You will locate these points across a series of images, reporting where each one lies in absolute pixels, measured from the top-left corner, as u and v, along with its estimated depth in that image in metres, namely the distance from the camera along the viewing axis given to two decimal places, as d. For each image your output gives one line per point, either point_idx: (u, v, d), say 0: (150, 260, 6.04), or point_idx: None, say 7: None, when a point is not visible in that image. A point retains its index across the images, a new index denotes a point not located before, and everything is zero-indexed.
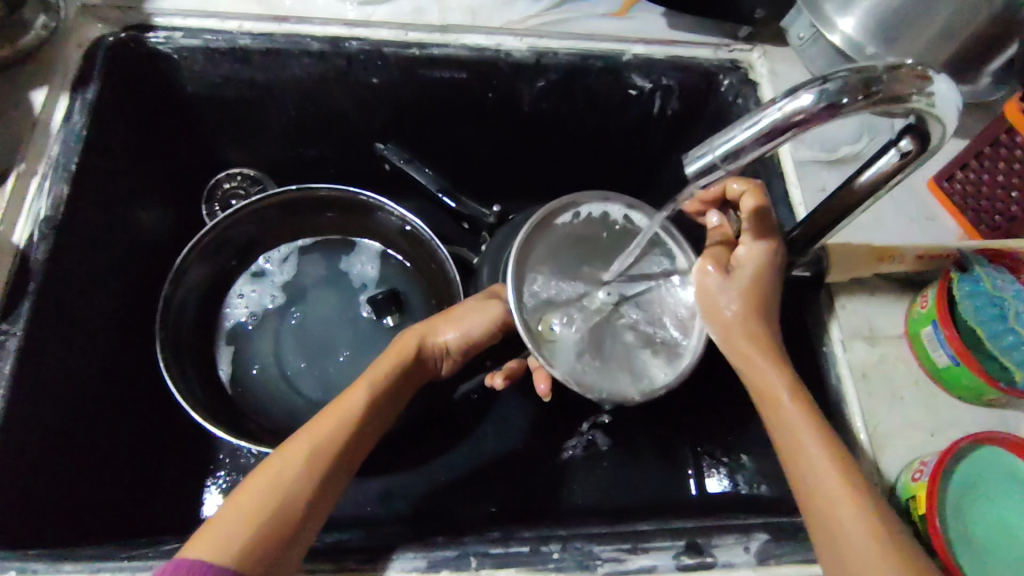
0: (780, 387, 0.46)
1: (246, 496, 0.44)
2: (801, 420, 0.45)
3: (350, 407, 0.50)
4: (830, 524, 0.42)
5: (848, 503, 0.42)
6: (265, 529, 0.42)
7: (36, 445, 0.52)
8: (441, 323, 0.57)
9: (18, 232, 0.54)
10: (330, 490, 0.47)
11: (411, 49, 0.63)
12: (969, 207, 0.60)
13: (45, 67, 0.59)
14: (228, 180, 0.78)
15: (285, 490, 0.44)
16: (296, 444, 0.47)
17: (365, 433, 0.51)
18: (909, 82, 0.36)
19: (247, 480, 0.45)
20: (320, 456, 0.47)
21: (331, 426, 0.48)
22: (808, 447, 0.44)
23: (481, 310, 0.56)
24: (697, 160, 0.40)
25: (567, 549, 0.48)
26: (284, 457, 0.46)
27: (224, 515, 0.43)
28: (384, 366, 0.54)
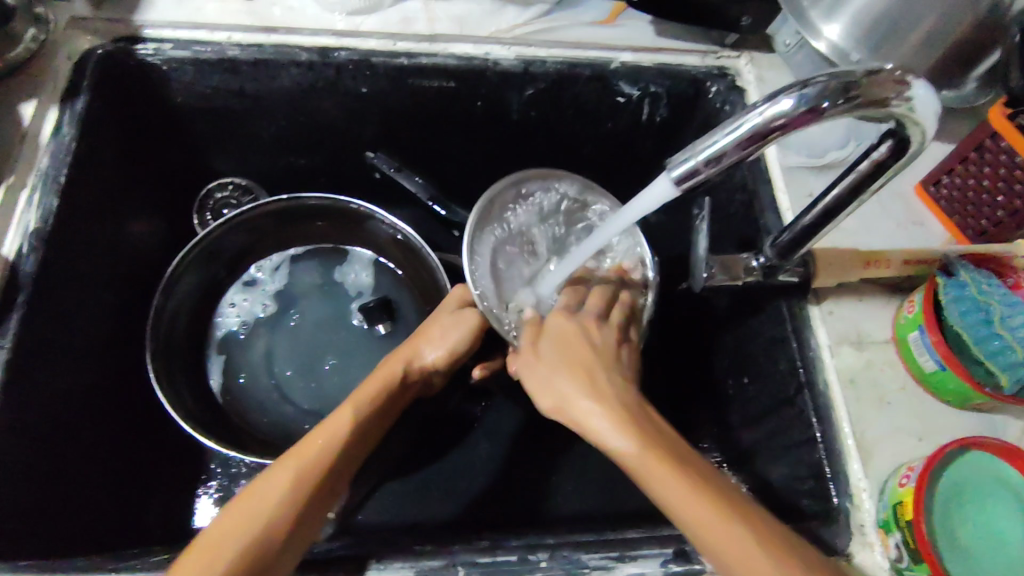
0: (600, 417, 0.45)
1: (233, 515, 0.43)
2: (632, 446, 0.43)
3: (337, 426, 0.50)
4: (710, 544, 0.39)
5: (685, 494, 0.40)
6: (250, 556, 0.42)
7: (26, 458, 0.52)
8: (424, 343, 0.58)
9: (8, 244, 0.54)
10: (318, 508, 0.47)
11: (400, 58, 0.64)
12: (954, 211, 0.60)
13: (35, 80, 0.59)
14: (220, 191, 0.77)
15: (273, 506, 0.44)
16: (280, 468, 0.46)
17: (353, 453, 0.51)
18: (888, 87, 0.36)
19: (232, 501, 0.45)
20: (308, 474, 0.46)
21: (316, 447, 0.48)
22: (650, 477, 0.41)
23: (459, 323, 0.58)
24: (680, 165, 0.40)
25: (555, 558, 0.48)
26: (268, 482, 0.45)
27: (212, 534, 0.43)
28: (371, 387, 0.54)
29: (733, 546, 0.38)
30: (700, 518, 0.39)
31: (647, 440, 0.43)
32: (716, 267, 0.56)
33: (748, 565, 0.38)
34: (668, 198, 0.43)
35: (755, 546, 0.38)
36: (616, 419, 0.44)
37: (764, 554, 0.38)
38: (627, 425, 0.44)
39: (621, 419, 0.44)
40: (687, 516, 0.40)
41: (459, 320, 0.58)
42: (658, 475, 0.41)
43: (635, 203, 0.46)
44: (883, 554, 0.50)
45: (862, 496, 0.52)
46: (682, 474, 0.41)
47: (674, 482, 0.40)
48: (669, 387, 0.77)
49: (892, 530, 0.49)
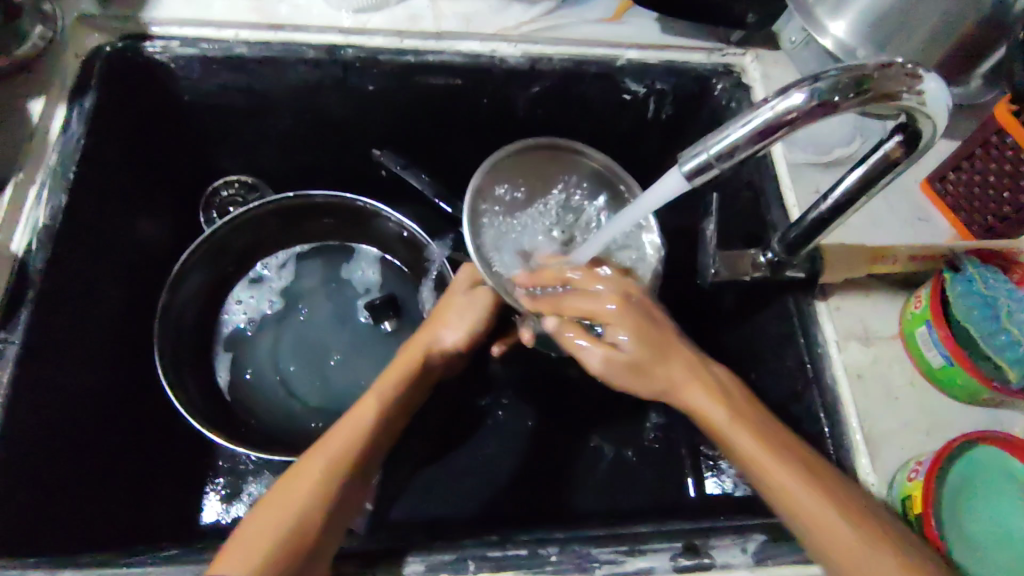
0: (716, 411, 0.48)
1: (277, 503, 0.44)
2: (750, 437, 0.46)
3: (365, 409, 0.51)
4: (811, 527, 0.43)
5: (799, 483, 0.44)
6: (293, 542, 0.42)
7: (35, 454, 0.53)
8: (441, 326, 0.59)
9: (17, 241, 0.54)
10: (357, 489, 0.48)
11: (407, 56, 0.64)
12: (961, 207, 0.61)
13: (43, 78, 0.59)
14: (226, 188, 0.78)
15: (313, 490, 0.45)
16: (311, 460, 0.47)
17: (383, 435, 0.51)
18: (899, 80, 0.36)
19: (273, 491, 0.46)
20: (343, 457, 0.47)
21: (346, 435, 0.48)
22: (770, 465, 0.45)
23: (473, 302, 0.59)
24: (691, 160, 0.40)
25: (565, 552, 0.48)
26: (301, 474, 0.46)
27: (256, 523, 0.43)
28: (394, 369, 0.55)
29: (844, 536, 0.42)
30: (810, 511, 0.43)
31: (767, 431, 0.46)
32: (720, 264, 0.57)
33: (845, 544, 0.42)
34: (678, 192, 0.44)
35: (853, 536, 0.42)
36: (734, 414, 0.47)
37: (868, 543, 0.41)
38: (743, 420, 0.47)
39: (730, 407, 0.48)
40: (805, 512, 0.43)
41: (473, 298, 0.59)
42: (780, 467, 0.44)
43: (646, 197, 0.47)
44: None
45: (871, 490, 0.52)
46: (801, 467, 0.44)
47: (793, 474, 0.44)
48: None
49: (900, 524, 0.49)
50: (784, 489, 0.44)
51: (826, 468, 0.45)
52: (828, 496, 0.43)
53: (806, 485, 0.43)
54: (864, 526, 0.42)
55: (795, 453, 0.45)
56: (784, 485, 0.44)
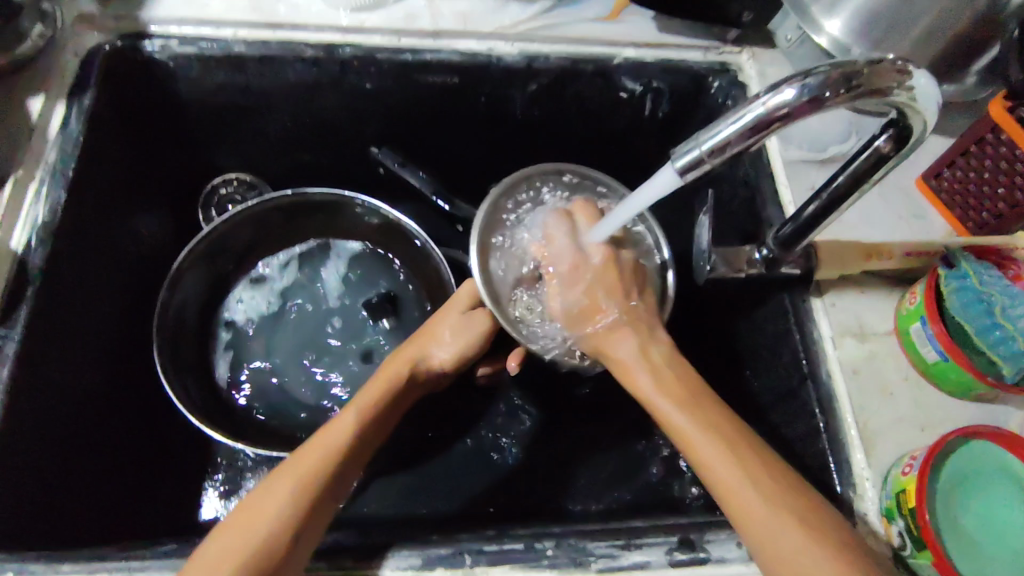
0: (641, 382, 0.49)
1: (239, 521, 0.43)
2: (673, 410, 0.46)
3: (341, 430, 0.50)
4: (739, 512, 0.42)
5: (728, 464, 0.43)
6: (256, 560, 0.42)
7: (35, 449, 0.53)
8: (432, 345, 0.59)
9: (16, 237, 0.54)
10: (325, 508, 0.47)
11: (404, 54, 0.64)
12: (957, 204, 0.61)
13: (42, 76, 0.59)
14: (223, 186, 0.79)
15: (278, 508, 0.44)
16: (283, 476, 0.46)
17: (359, 456, 0.51)
18: (888, 76, 0.37)
19: (234, 512, 0.45)
20: (309, 480, 0.46)
21: (319, 451, 0.48)
22: (688, 434, 0.45)
23: (466, 327, 0.59)
24: (684, 155, 0.40)
25: (560, 546, 0.49)
26: (271, 490, 0.45)
27: (217, 542, 0.43)
28: (374, 392, 0.54)
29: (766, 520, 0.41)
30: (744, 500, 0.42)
31: (692, 402, 0.46)
32: (717, 259, 0.56)
33: (774, 532, 0.40)
34: (671, 187, 0.44)
35: (781, 524, 0.40)
36: (660, 381, 0.48)
37: (791, 529, 0.40)
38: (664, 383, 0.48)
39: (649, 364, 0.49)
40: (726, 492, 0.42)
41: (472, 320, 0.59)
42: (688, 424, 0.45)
43: (640, 193, 0.47)
44: (887, 542, 0.50)
45: (865, 484, 0.52)
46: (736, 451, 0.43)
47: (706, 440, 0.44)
48: None
49: (894, 518, 0.49)
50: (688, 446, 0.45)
51: (793, 480, 0.42)
52: (753, 481, 0.42)
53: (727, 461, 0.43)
54: (802, 519, 0.40)
55: (727, 426, 0.45)
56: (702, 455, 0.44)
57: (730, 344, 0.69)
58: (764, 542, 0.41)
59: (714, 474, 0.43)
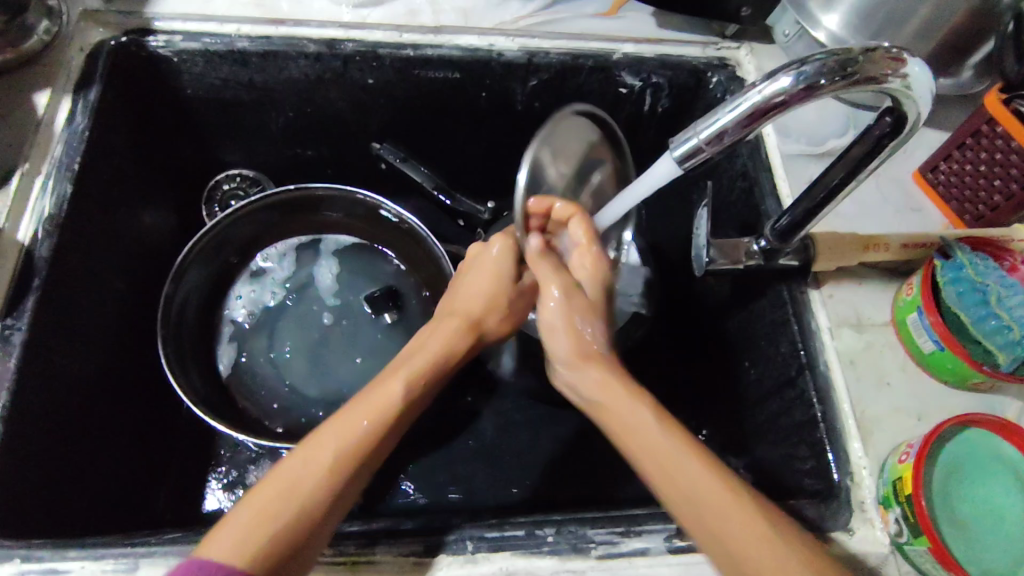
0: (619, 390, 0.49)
1: (273, 491, 0.44)
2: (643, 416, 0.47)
3: (386, 402, 0.49)
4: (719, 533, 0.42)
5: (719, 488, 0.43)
6: (289, 529, 0.42)
7: (43, 439, 0.53)
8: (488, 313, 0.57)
9: (22, 230, 0.55)
10: (359, 483, 0.47)
11: (406, 50, 0.65)
12: (952, 198, 0.61)
13: (48, 70, 0.60)
14: (228, 182, 0.79)
15: (315, 484, 0.44)
16: (323, 442, 0.46)
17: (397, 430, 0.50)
18: (884, 64, 0.37)
19: (274, 470, 0.45)
20: (350, 456, 0.46)
21: (366, 423, 0.48)
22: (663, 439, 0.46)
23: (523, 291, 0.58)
24: (683, 144, 0.41)
25: (561, 533, 0.49)
26: (312, 455, 0.46)
27: (248, 508, 0.43)
28: (427, 357, 0.53)
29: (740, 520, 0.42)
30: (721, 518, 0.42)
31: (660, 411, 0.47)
32: (715, 251, 0.58)
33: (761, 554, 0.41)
34: (672, 176, 0.44)
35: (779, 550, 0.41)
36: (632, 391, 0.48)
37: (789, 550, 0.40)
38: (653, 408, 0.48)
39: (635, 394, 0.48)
40: (700, 500, 0.43)
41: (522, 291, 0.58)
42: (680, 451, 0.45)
43: (639, 182, 0.48)
44: (884, 530, 0.51)
45: (863, 473, 0.53)
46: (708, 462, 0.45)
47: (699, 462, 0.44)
48: (672, 373, 0.78)
49: (892, 505, 0.50)
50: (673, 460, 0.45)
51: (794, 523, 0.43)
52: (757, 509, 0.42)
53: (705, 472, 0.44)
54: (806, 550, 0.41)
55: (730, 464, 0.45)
56: (695, 483, 0.43)
57: (730, 336, 0.69)
58: (740, 554, 0.41)
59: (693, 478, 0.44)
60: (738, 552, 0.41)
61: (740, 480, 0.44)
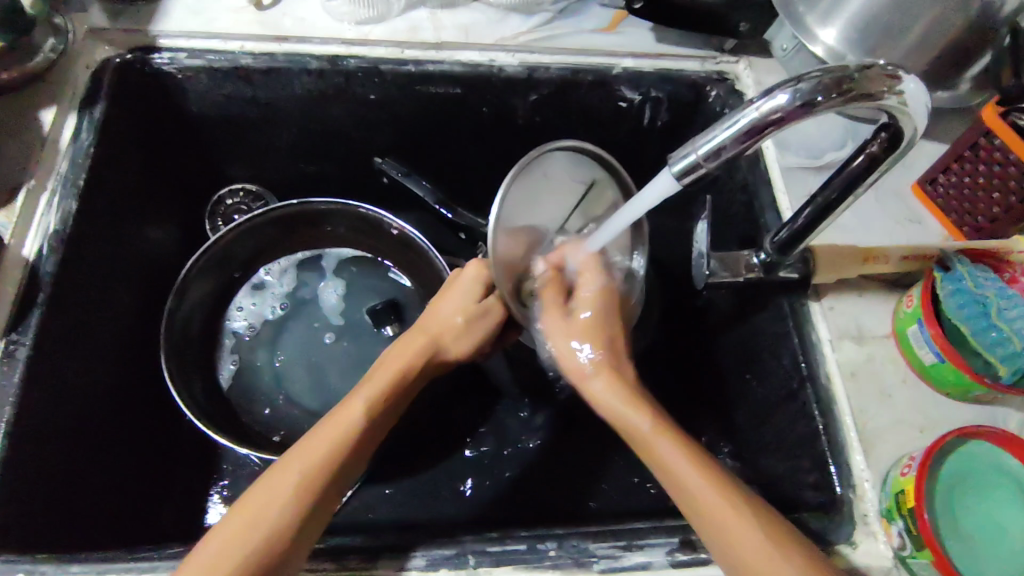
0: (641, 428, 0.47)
1: (236, 524, 0.44)
2: (665, 445, 0.46)
3: (347, 425, 0.49)
4: (722, 537, 0.43)
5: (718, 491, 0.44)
6: (254, 562, 0.43)
7: (47, 453, 0.54)
8: (448, 331, 0.55)
9: (28, 246, 0.55)
10: (326, 504, 0.47)
11: (408, 66, 0.66)
12: (952, 210, 0.62)
13: (55, 87, 0.61)
14: (230, 197, 0.80)
15: (275, 517, 0.44)
16: (285, 471, 0.46)
17: (364, 445, 0.50)
18: (879, 81, 0.38)
19: (239, 503, 0.45)
20: (311, 483, 0.46)
21: (324, 449, 0.47)
22: (676, 466, 0.45)
23: (485, 313, 0.56)
24: (681, 160, 0.41)
25: (563, 547, 0.49)
26: (273, 485, 0.46)
27: (211, 547, 0.43)
28: (386, 379, 0.52)
29: (739, 528, 0.43)
30: (728, 527, 0.43)
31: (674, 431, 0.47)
32: (716, 264, 0.58)
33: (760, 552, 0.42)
34: (669, 192, 0.45)
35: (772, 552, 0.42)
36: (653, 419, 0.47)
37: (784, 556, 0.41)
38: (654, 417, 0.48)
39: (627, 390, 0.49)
40: (703, 512, 0.44)
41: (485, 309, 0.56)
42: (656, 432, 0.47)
43: (637, 198, 0.48)
44: (887, 543, 0.50)
45: (864, 485, 0.53)
46: (701, 466, 0.45)
47: (683, 457, 0.45)
48: (674, 385, 0.77)
49: (894, 518, 0.50)
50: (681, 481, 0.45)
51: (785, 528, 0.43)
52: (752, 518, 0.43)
53: (702, 479, 0.44)
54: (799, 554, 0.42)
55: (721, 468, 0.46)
56: (665, 460, 0.46)
57: (733, 348, 0.69)
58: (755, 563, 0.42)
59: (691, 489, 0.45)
60: (751, 564, 0.42)
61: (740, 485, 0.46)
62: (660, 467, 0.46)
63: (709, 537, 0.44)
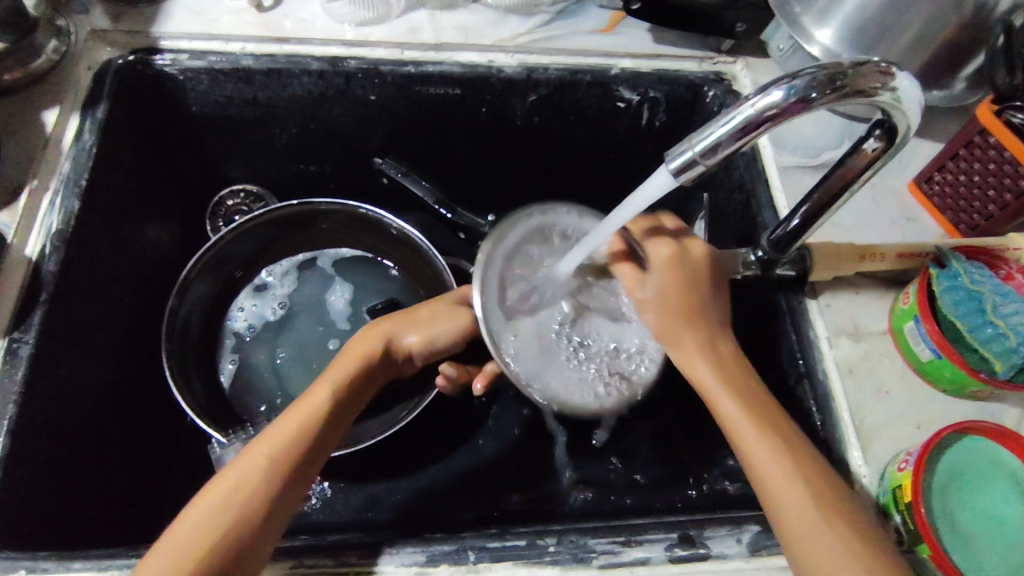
0: (728, 410, 0.48)
1: (208, 501, 0.44)
2: (753, 434, 0.46)
3: (316, 406, 0.50)
4: (787, 521, 0.44)
5: (793, 482, 0.44)
6: (229, 536, 0.43)
7: (48, 450, 0.54)
8: (406, 325, 0.59)
9: (31, 245, 0.56)
10: (299, 481, 0.48)
11: (407, 67, 0.66)
12: (948, 208, 0.62)
13: (57, 88, 0.61)
14: (231, 197, 0.80)
15: (246, 491, 0.45)
16: (256, 448, 0.47)
17: (336, 427, 0.51)
18: (873, 77, 0.38)
19: (213, 480, 0.46)
20: (281, 460, 0.47)
21: (294, 428, 0.48)
22: (757, 453, 0.46)
23: (449, 317, 0.60)
24: (678, 156, 0.42)
25: (562, 543, 0.49)
26: (245, 463, 0.46)
27: (184, 524, 0.44)
28: (349, 365, 0.54)
29: (811, 518, 0.43)
30: (800, 517, 0.44)
31: (767, 420, 0.47)
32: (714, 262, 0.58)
33: (819, 542, 0.43)
34: (666, 188, 0.45)
35: (834, 539, 0.42)
36: (743, 405, 0.48)
37: (841, 543, 0.42)
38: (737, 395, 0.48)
39: (721, 375, 0.49)
40: (776, 494, 0.45)
41: (447, 312, 0.60)
42: (741, 409, 0.47)
43: (636, 195, 0.48)
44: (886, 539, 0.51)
45: (863, 481, 0.53)
46: (783, 454, 0.45)
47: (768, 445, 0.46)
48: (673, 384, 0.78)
49: (892, 513, 0.50)
50: (762, 471, 0.45)
51: (847, 512, 0.44)
52: (818, 510, 0.43)
53: (781, 469, 0.45)
54: (852, 538, 0.42)
55: (799, 454, 0.46)
56: (746, 448, 0.46)
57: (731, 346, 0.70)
58: (813, 548, 0.43)
59: (767, 478, 0.45)
60: (811, 549, 0.43)
61: (811, 466, 0.45)
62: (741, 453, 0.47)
63: (780, 521, 0.44)
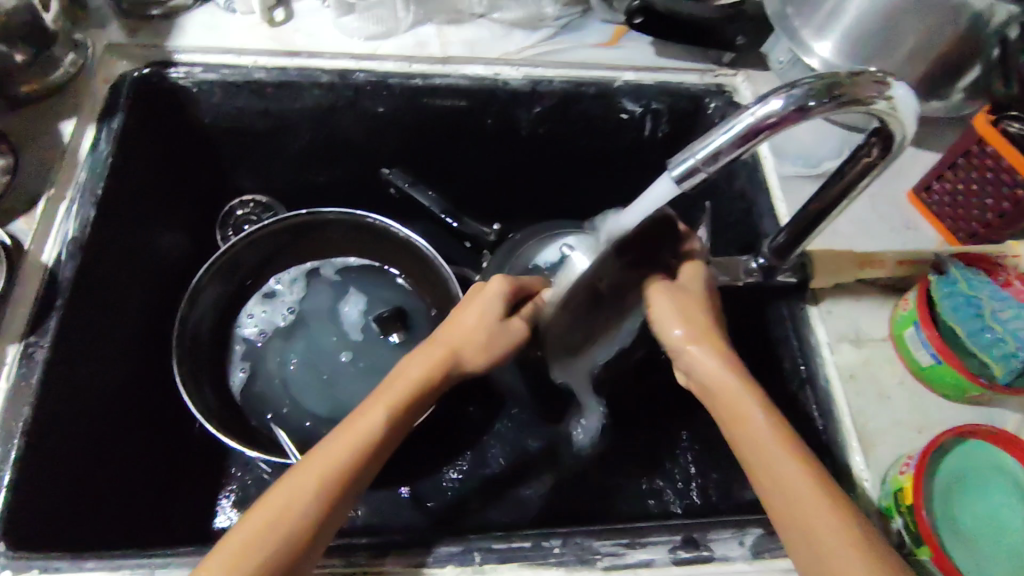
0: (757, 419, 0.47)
1: (256, 526, 0.43)
2: (782, 450, 0.45)
3: (368, 430, 0.49)
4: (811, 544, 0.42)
5: (817, 505, 0.42)
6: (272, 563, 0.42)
7: (61, 452, 0.55)
8: (466, 346, 0.54)
9: (48, 251, 0.57)
10: (343, 507, 0.47)
11: (415, 79, 0.68)
12: (946, 216, 0.63)
13: (75, 100, 0.63)
14: (241, 207, 0.82)
15: (295, 519, 0.44)
16: (306, 472, 0.46)
17: (383, 453, 0.50)
18: (869, 87, 0.39)
19: (258, 503, 0.45)
20: (330, 487, 0.46)
21: (348, 452, 0.47)
22: (786, 469, 0.44)
23: (505, 334, 0.55)
24: (680, 164, 0.43)
25: (568, 544, 0.50)
26: (293, 486, 0.45)
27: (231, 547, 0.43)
28: (404, 387, 0.51)
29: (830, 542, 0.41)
30: (823, 539, 0.41)
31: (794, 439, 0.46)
32: (716, 269, 0.59)
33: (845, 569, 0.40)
34: (666, 197, 0.46)
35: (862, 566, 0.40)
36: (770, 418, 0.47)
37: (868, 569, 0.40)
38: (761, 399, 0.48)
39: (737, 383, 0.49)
40: (801, 517, 0.42)
41: (506, 326, 0.55)
42: (756, 413, 0.47)
43: (637, 203, 0.49)
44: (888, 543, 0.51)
45: (865, 485, 0.53)
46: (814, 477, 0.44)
47: (782, 447, 0.45)
48: None
49: (894, 516, 0.50)
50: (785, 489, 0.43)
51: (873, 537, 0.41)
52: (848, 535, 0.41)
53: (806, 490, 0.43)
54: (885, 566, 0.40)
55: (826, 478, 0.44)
56: (777, 465, 0.45)
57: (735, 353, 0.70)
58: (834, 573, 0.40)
59: (787, 495, 0.43)
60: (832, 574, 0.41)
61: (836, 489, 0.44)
62: (762, 467, 0.45)
63: (796, 542, 0.43)
